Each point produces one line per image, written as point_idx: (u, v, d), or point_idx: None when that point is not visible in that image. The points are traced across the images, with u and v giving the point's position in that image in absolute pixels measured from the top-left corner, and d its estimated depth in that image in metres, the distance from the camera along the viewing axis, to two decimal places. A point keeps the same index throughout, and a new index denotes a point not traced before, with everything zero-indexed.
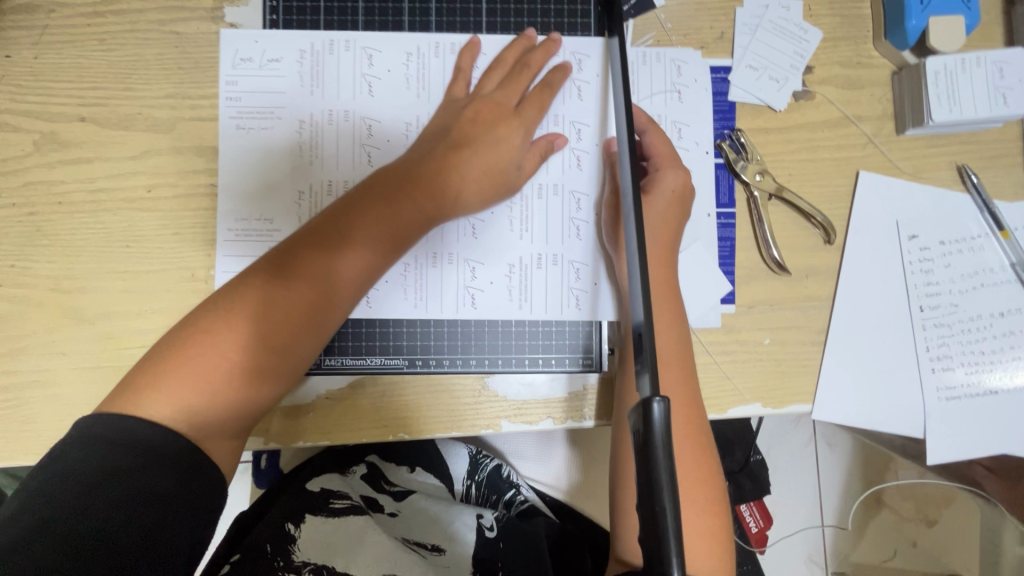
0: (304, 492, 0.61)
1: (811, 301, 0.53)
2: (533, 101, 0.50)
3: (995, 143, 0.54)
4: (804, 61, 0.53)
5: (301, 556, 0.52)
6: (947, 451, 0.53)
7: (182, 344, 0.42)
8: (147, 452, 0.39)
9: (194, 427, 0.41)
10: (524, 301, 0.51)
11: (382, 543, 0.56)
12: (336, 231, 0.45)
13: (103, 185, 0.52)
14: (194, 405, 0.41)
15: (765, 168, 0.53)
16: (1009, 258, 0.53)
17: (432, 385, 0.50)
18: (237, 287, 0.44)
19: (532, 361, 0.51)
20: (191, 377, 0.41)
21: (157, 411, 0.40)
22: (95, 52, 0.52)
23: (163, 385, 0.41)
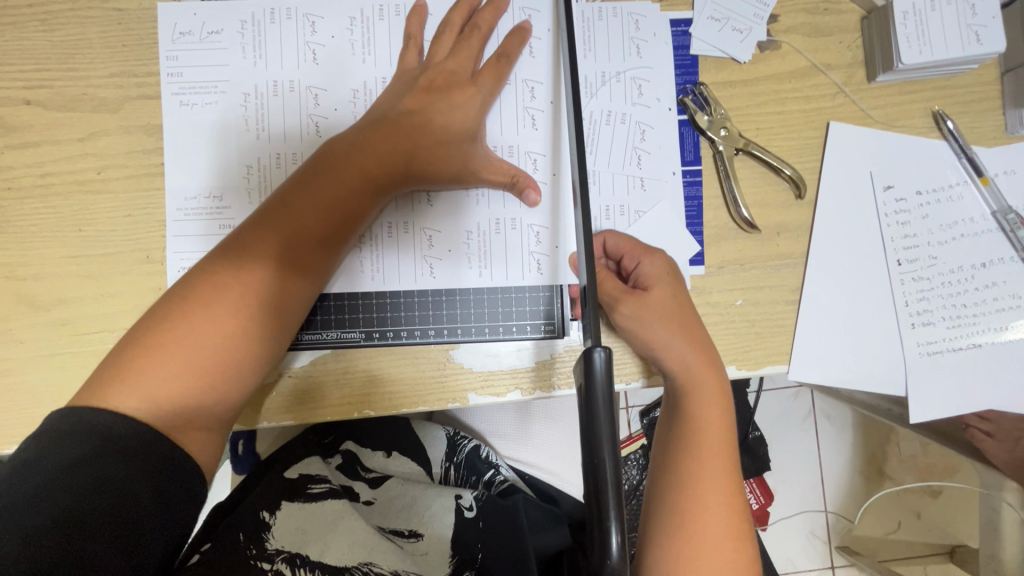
0: (281, 481, 0.60)
1: (784, 259, 0.51)
2: (489, 68, 0.48)
3: (972, 86, 0.51)
4: (767, 10, 0.51)
5: (275, 544, 0.51)
6: (930, 409, 0.51)
7: (152, 336, 0.40)
8: (112, 444, 0.36)
9: (167, 416, 0.38)
10: (485, 270, 0.50)
11: (360, 529, 0.54)
12: (306, 208, 0.43)
13: (53, 169, 0.51)
14: (169, 393, 0.39)
15: (730, 123, 0.51)
16: (990, 207, 0.51)
17: (391, 358, 0.49)
18: (206, 270, 0.42)
19: (493, 329, 0.50)
20: (163, 366, 0.39)
21: (127, 402, 0.38)
22: (38, 34, 0.50)
23: (133, 378, 0.38)
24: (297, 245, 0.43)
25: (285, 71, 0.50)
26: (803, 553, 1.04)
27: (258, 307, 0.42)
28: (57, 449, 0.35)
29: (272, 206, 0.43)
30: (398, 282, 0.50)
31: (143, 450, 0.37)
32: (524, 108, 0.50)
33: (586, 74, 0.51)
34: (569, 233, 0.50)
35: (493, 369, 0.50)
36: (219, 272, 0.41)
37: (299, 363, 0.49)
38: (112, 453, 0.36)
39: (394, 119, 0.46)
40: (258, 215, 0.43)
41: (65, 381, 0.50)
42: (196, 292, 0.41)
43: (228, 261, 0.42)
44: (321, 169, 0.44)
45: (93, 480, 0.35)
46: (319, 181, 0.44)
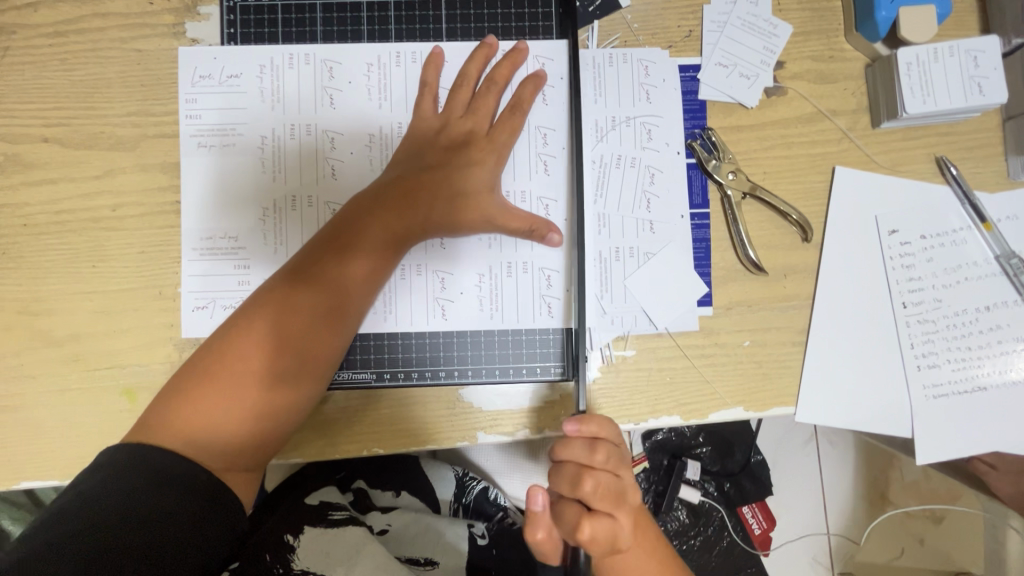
0: (301, 509, 0.61)
1: (791, 301, 0.52)
2: (505, 121, 0.50)
3: (975, 133, 0.52)
4: (774, 57, 0.52)
5: (301, 565, 0.53)
6: (937, 450, 0.52)
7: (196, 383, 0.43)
8: (165, 479, 0.39)
9: (210, 457, 0.41)
10: (498, 313, 0.50)
11: (384, 552, 0.57)
12: (335, 260, 0.46)
13: (68, 205, 0.51)
14: (211, 437, 0.42)
15: (737, 167, 0.52)
16: (993, 251, 0.52)
17: (401, 400, 0.50)
18: (244, 320, 0.45)
19: (504, 371, 0.50)
20: (207, 412, 0.42)
21: (176, 445, 0.41)
22: (58, 73, 0.51)
23: (180, 421, 0.42)
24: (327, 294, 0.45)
25: (302, 116, 0.51)
26: None
27: (292, 354, 0.44)
28: (120, 479, 0.38)
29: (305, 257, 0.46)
30: (410, 326, 0.50)
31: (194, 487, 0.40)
32: (537, 155, 0.51)
33: (597, 120, 0.52)
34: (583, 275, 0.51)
35: (503, 410, 0.50)
36: (255, 321, 0.44)
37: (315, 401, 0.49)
38: (167, 484, 0.39)
39: (416, 171, 0.48)
40: (291, 267, 0.46)
41: (74, 417, 0.50)
42: (234, 342, 0.44)
43: (265, 310, 0.45)
44: (347, 222, 0.47)
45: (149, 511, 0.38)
46: (348, 235, 0.46)
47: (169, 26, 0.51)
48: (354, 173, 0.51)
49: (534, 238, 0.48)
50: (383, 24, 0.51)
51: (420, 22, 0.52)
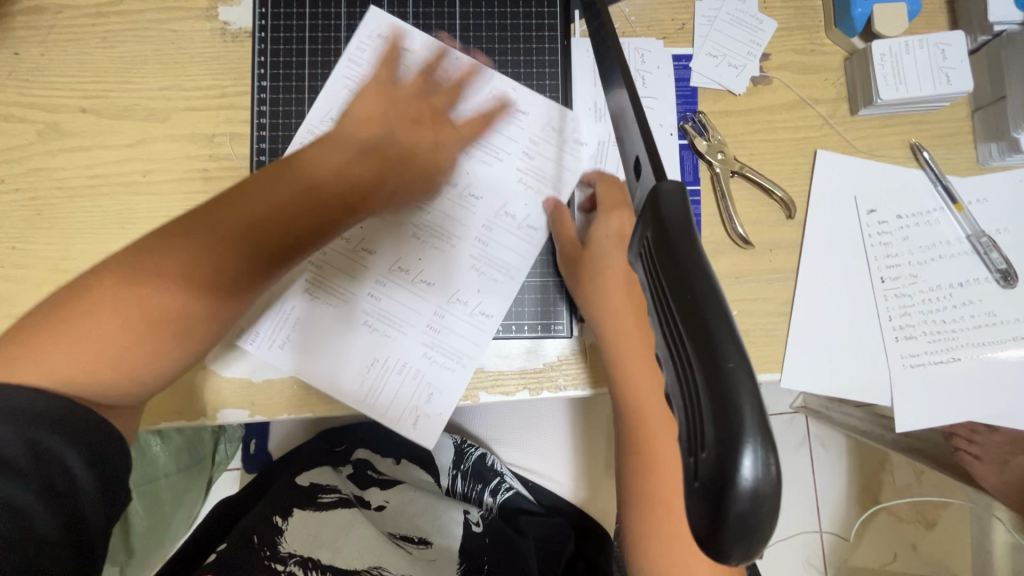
0: (295, 486, 0.66)
1: (776, 273, 0.55)
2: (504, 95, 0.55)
3: (946, 121, 0.56)
4: (760, 49, 0.57)
5: (289, 547, 0.56)
6: (915, 419, 0.54)
7: (81, 302, 0.38)
8: (46, 417, 0.34)
9: (85, 393, 0.37)
10: (476, 275, 0.54)
11: (370, 536, 0.60)
12: (262, 205, 0.43)
13: (101, 171, 0.55)
14: (91, 366, 0.37)
15: (726, 148, 0.56)
16: (965, 230, 0.55)
17: (379, 363, 0.51)
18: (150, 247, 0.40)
19: (483, 331, 0.53)
20: (99, 337, 0.38)
21: (39, 376, 0.36)
22: (98, 50, 0.55)
23: (51, 348, 0.36)
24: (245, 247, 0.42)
25: (333, 86, 0.56)
26: None
27: (199, 299, 0.41)
28: None
29: (224, 195, 0.43)
30: (378, 290, 0.53)
31: (81, 426, 0.35)
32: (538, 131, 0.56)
33: (596, 102, 0.57)
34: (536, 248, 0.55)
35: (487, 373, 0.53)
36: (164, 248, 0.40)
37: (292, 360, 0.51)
38: (58, 435, 0.34)
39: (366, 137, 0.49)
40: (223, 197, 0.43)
41: None
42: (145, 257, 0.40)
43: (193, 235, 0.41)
44: (280, 167, 0.46)
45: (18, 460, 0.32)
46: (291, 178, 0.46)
47: (203, 10, 0.56)
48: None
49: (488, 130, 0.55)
50: (402, 9, 0.57)
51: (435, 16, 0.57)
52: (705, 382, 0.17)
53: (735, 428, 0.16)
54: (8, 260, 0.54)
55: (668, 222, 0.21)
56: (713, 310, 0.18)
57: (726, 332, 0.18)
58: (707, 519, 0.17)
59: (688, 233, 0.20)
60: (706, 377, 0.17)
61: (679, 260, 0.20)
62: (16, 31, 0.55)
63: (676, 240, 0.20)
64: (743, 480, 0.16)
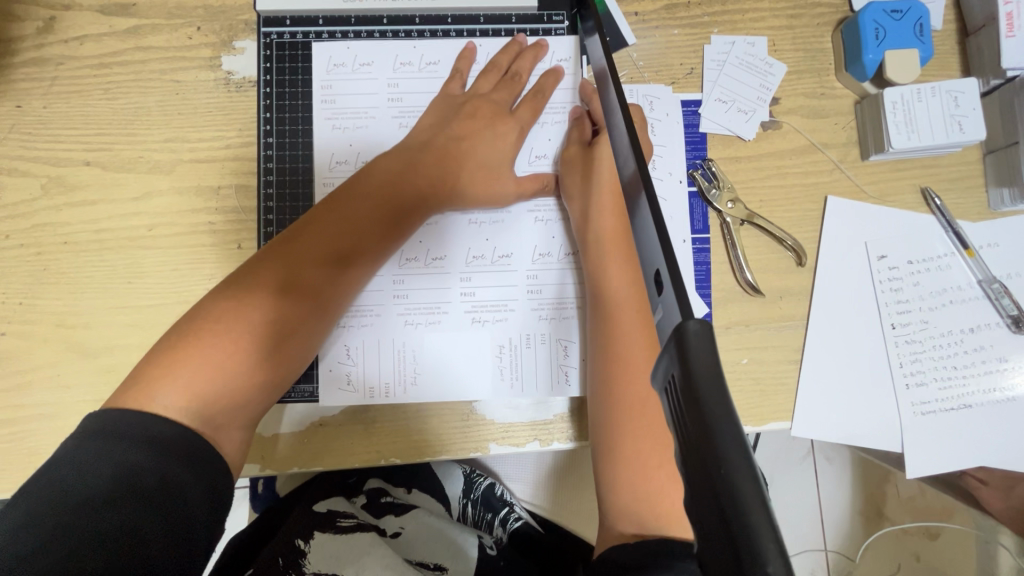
0: (310, 514, 0.63)
1: (786, 321, 0.55)
2: (527, 102, 0.55)
3: (957, 165, 0.56)
4: (770, 94, 0.56)
5: (312, 569, 0.54)
6: (926, 466, 0.54)
7: (190, 337, 0.43)
8: (162, 452, 0.38)
9: (211, 412, 0.42)
10: (544, 286, 0.53)
11: (389, 555, 0.58)
12: (346, 226, 0.48)
13: (107, 225, 0.54)
14: (204, 398, 0.41)
15: (736, 196, 0.55)
16: (976, 275, 0.55)
17: (453, 384, 0.52)
18: (239, 282, 0.45)
19: (550, 339, 0.53)
20: (217, 358, 0.42)
21: (173, 398, 0.41)
22: (101, 101, 0.55)
23: (173, 379, 0.41)
24: (335, 265, 0.47)
25: (346, 134, 0.54)
26: None
27: (296, 313, 0.46)
28: (96, 470, 0.36)
29: (307, 221, 0.48)
30: (438, 309, 0.53)
31: (192, 456, 0.39)
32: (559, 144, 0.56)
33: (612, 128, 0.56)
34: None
35: (558, 380, 0.53)
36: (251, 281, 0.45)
37: (341, 391, 0.52)
38: (161, 462, 0.38)
39: (426, 156, 0.51)
40: (292, 230, 0.48)
41: None
42: (239, 290, 0.45)
43: (275, 264, 0.46)
44: (353, 191, 0.49)
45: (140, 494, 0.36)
46: (341, 208, 0.48)
47: (206, 59, 0.55)
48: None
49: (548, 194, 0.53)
50: (408, 31, 0.55)
51: (441, 29, 0.56)
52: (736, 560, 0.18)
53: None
54: (15, 316, 0.53)
55: (695, 371, 0.20)
56: (746, 482, 0.18)
57: (759, 509, 0.18)
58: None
59: (721, 391, 0.20)
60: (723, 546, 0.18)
61: (707, 420, 0.19)
62: (19, 84, 0.54)
63: (704, 398, 0.20)
64: None
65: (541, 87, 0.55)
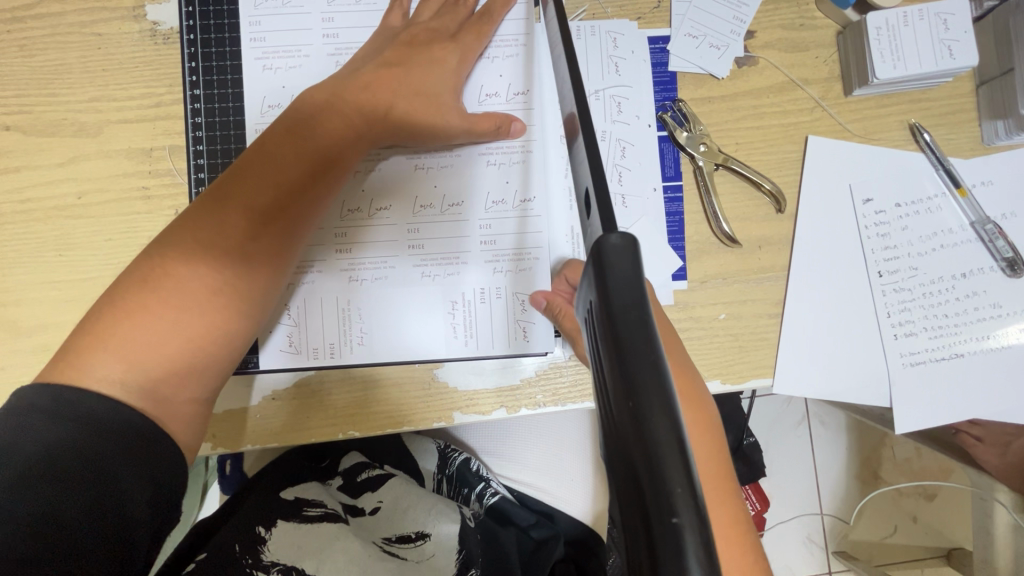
0: (277, 500, 0.60)
1: (766, 273, 0.51)
2: (472, 27, 0.50)
3: (947, 98, 0.52)
4: (744, 26, 0.52)
5: (272, 557, 0.53)
6: (918, 419, 0.51)
7: (123, 307, 0.39)
8: (96, 429, 0.36)
9: (156, 385, 0.38)
10: (497, 236, 0.50)
11: (357, 549, 0.56)
12: (281, 167, 0.43)
13: (32, 194, 0.50)
14: (149, 372, 0.38)
15: (709, 139, 0.51)
16: (968, 217, 0.51)
17: (406, 345, 0.49)
18: (174, 244, 0.40)
19: (507, 292, 0.50)
20: (153, 322, 0.39)
21: (108, 369, 0.37)
22: (17, 59, 0.50)
23: (108, 353, 0.37)
24: (278, 209, 0.42)
25: (280, 79, 0.50)
26: (798, 559, 1.04)
27: (244, 268, 0.41)
28: (42, 440, 0.34)
29: (244, 168, 0.43)
30: (385, 264, 0.49)
31: (125, 431, 0.36)
32: (509, 79, 0.51)
33: None
34: (555, 202, 0.51)
35: (517, 335, 0.49)
36: (187, 241, 0.40)
37: (290, 357, 0.49)
38: (101, 442, 0.35)
39: (358, 87, 0.46)
40: (228, 180, 0.43)
41: None
42: (173, 253, 0.40)
43: (209, 222, 0.41)
44: (287, 129, 0.44)
45: (66, 473, 0.34)
46: (281, 150, 0.43)
47: (129, 9, 0.51)
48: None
49: (501, 135, 0.49)
50: None
51: None
52: (640, 502, 0.16)
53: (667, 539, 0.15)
54: None
55: (618, 314, 0.18)
56: (658, 417, 0.17)
57: (670, 447, 0.16)
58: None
59: (639, 315, 0.18)
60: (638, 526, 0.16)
61: (624, 351, 0.18)
62: None
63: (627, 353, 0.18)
64: None
65: (487, 14, 0.50)
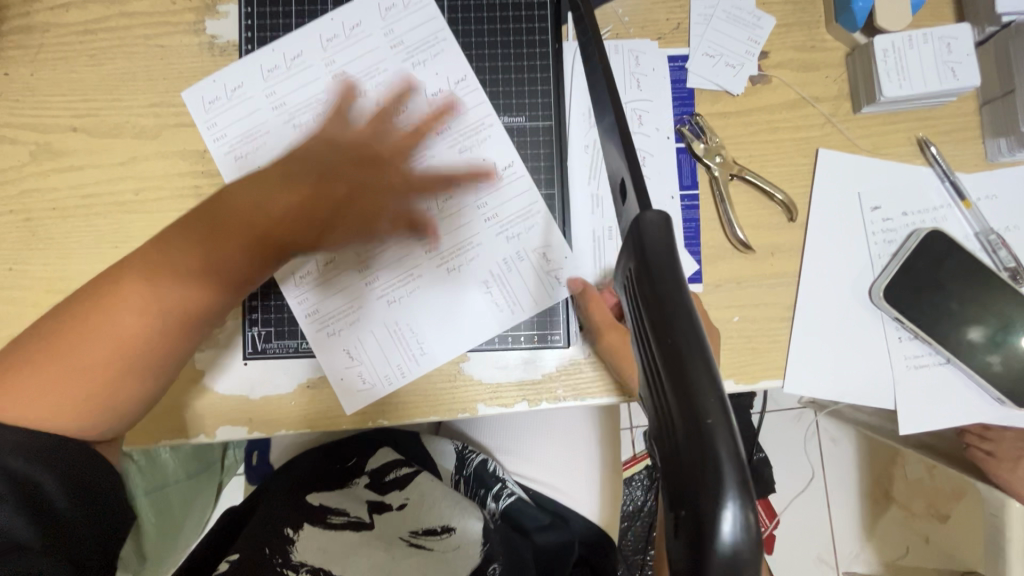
0: (302, 507, 0.64)
1: (778, 278, 0.54)
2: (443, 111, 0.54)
3: (952, 116, 0.55)
4: (758, 47, 0.55)
5: (298, 558, 0.57)
6: (924, 423, 0.53)
7: (59, 343, 0.42)
8: (38, 457, 0.39)
9: (65, 419, 0.42)
10: (464, 261, 0.53)
11: (378, 553, 0.59)
12: (230, 233, 0.46)
13: (94, 190, 0.55)
14: (58, 407, 0.41)
15: (725, 151, 0.54)
16: (973, 228, 0.54)
17: (421, 347, 0.52)
18: (114, 290, 0.44)
19: (515, 296, 0.53)
20: (79, 368, 0.42)
21: (24, 406, 0.40)
22: (87, 67, 0.55)
23: (31, 383, 0.41)
24: (207, 289, 0.46)
25: (323, 86, 0.54)
26: None
27: (164, 327, 0.45)
28: None
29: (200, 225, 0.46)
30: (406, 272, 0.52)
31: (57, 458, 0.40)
32: (540, 93, 0.55)
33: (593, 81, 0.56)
34: (577, 210, 0.55)
35: (542, 330, 0.53)
36: (128, 291, 0.44)
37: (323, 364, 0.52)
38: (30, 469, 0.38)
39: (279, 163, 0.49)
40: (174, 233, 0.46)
41: None
42: (115, 300, 0.44)
43: (150, 283, 0.44)
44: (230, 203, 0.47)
45: (0, 493, 0.37)
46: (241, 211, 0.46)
47: (190, 24, 0.55)
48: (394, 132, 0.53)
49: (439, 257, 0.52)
50: None
51: None
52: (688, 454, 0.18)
53: (708, 495, 0.17)
54: (5, 283, 0.54)
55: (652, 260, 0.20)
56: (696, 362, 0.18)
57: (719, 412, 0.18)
58: (688, 572, 0.18)
59: (671, 269, 0.20)
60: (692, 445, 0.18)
61: (665, 299, 0.20)
62: (6, 52, 0.55)
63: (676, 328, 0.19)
64: (721, 533, 0.17)
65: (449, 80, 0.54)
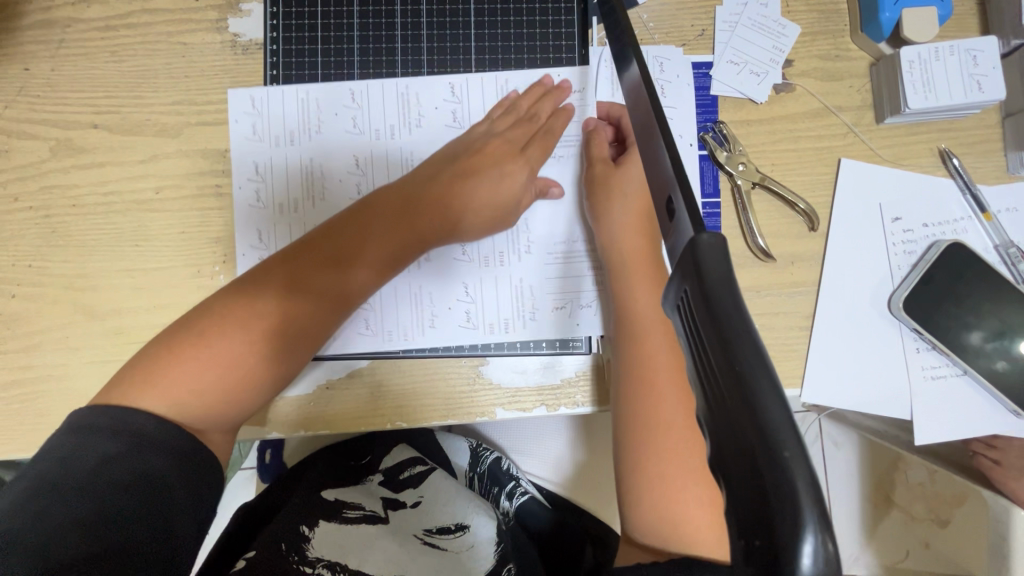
0: (318, 502, 0.63)
1: (798, 287, 0.54)
2: (537, 141, 0.55)
3: (975, 128, 0.55)
4: (783, 55, 0.55)
5: (314, 554, 0.56)
6: (939, 433, 0.53)
7: (179, 344, 0.43)
8: (143, 442, 0.39)
9: (188, 416, 0.42)
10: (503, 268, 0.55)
11: (393, 550, 0.59)
12: (347, 240, 0.49)
13: (115, 188, 0.54)
14: (188, 404, 0.42)
15: (748, 159, 0.54)
16: (992, 240, 0.54)
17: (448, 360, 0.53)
18: (236, 297, 0.45)
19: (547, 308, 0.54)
20: (203, 368, 0.42)
21: (149, 402, 0.41)
22: (108, 63, 0.55)
23: (160, 380, 0.42)
24: (325, 291, 0.47)
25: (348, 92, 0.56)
26: None
27: (297, 327, 0.46)
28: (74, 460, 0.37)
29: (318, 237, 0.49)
30: (446, 289, 0.55)
31: (162, 441, 0.40)
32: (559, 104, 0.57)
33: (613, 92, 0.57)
34: None
35: (563, 337, 0.54)
36: (250, 295, 0.45)
37: (345, 368, 0.53)
38: (138, 452, 0.38)
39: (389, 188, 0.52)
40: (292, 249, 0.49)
41: None
42: (236, 306, 0.45)
43: (262, 291, 0.46)
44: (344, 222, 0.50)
45: (122, 481, 0.37)
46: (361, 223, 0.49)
47: (212, 21, 0.55)
48: (437, 123, 0.56)
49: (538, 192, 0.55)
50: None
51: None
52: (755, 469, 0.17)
53: (787, 523, 0.16)
54: (24, 279, 0.54)
55: (708, 278, 0.20)
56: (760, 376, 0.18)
57: (785, 426, 0.17)
58: None
59: (730, 294, 0.19)
60: (742, 465, 0.17)
61: (724, 327, 0.19)
62: (27, 47, 0.54)
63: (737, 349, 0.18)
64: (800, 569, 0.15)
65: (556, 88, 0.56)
